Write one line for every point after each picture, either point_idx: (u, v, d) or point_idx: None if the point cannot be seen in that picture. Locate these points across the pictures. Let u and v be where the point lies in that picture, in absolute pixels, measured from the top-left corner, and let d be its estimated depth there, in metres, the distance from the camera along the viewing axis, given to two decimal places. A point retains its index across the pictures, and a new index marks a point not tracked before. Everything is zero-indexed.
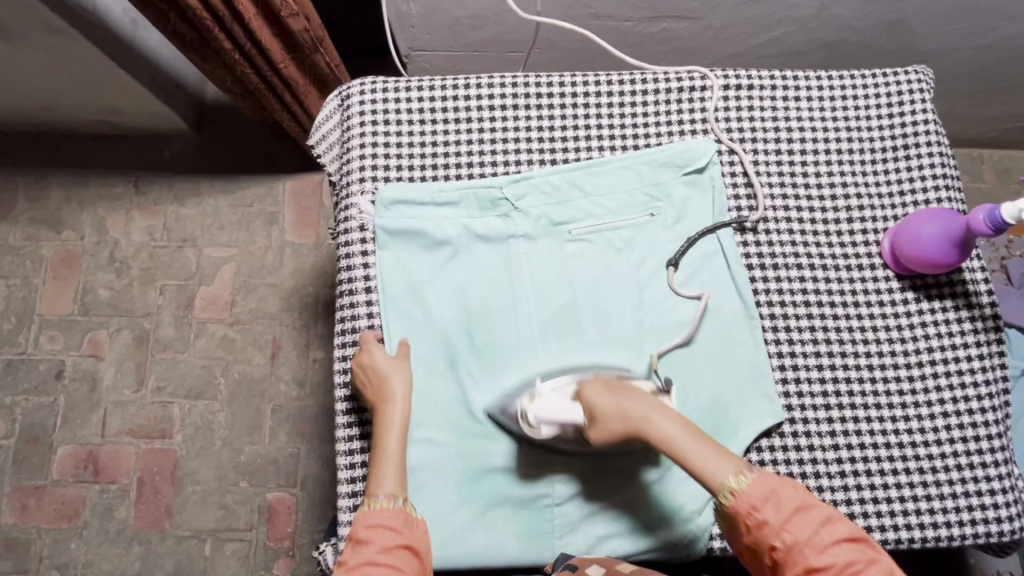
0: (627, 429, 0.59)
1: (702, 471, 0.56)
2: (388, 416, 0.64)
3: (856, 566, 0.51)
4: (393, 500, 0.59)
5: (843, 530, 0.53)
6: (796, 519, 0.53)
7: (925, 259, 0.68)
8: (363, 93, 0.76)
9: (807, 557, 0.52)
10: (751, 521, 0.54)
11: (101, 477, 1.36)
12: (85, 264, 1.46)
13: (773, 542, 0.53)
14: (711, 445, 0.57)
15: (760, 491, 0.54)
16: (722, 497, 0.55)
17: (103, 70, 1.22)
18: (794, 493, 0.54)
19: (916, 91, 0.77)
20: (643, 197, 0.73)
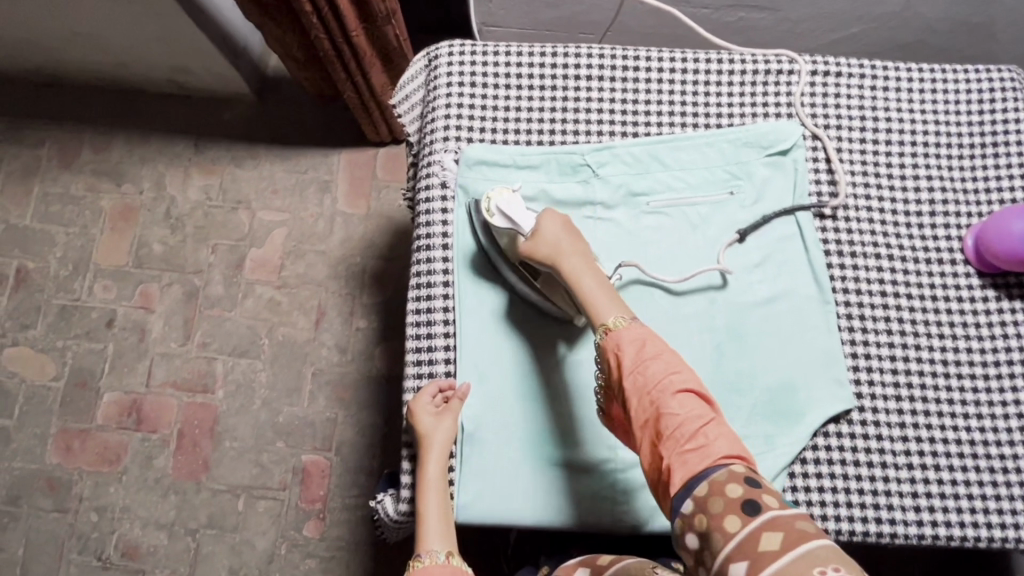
0: (554, 256, 0.65)
1: (593, 308, 0.63)
2: (426, 477, 0.66)
3: (702, 420, 0.54)
4: (436, 556, 0.61)
5: (691, 383, 0.57)
6: (652, 368, 0.57)
7: (1013, 255, 0.67)
8: (451, 55, 0.77)
9: (658, 402, 0.55)
10: (614, 360, 0.59)
11: (143, 426, 1.39)
12: (142, 218, 1.49)
13: (625, 380, 0.58)
14: (610, 292, 0.64)
15: (633, 334, 0.60)
16: (599, 335, 0.62)
17: (180, 26, 1.25)
18: (657, 345, 0.59)
19: (1007, 89, 0.75)
20: (724, 174, 0.73)
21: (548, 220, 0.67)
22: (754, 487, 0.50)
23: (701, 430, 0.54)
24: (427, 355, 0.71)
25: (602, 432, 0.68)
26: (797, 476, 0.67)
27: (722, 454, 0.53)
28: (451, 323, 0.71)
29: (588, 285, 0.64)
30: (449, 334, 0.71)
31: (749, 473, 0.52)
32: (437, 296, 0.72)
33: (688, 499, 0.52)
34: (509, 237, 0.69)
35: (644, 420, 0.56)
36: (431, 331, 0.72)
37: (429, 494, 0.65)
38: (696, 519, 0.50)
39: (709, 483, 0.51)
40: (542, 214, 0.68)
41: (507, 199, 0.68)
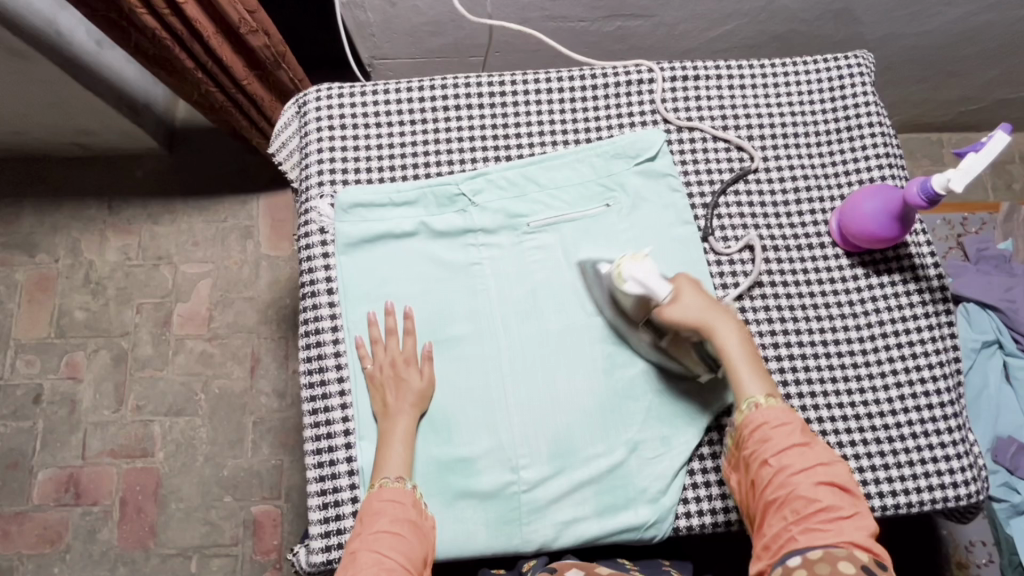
0: (699, 325, 0.65)
1: (739, 379, 0.64)
2: (393, 426, 0.67)
3: (838, 504, 0.57)
4: (401, 481, 0.65)
5: (839, 475, 0.58)
6: (797, 452, 0.59)
7: (869, 235, 0.70)
8: (319, 100, 0.77)
9: (794, 478, 0.58)
10: (755, 437, 0.61)
11: (82, 499, 1.33)
12: (60, 286, 1.44)
13: (768, 455, 0.60)
14: (757, 364, 0.64)
15: (778, 417, 0.61)
16: (745, 407, 0.63)
17: (68, 91, 1.21)
18: (805, 433, 0.61)
19: (856, 74, 0.79)
20: (597, 187, 0.75)
21: (686, 286, 0.67)
22: (869, 574, 0.53)
23: (835, 514, 0.56)
24: (322, 402, 0.71)
25: (504, 453, 0.68)
26: (696, 472, 0.70)
27: (848, 540, 0.55)
28: (344, 367, 0.71)
29: (733, 357, 0.64)
30: (343, 378, 0.71)
31: (870, 562, 0.54)
32: (326, 341, 0.72)
33: (798, 559, 0.55)
34: (638, 301, 0.67)
35: (777, 491, 0.59)
36: (324, 378, 0.71)
37: (394, 422, 0.67)
38: (797, 573, 0.54)
39: (823, 552, 0.54)
40: (679, 280, 0.67)
41: (640, 264, 0.66)
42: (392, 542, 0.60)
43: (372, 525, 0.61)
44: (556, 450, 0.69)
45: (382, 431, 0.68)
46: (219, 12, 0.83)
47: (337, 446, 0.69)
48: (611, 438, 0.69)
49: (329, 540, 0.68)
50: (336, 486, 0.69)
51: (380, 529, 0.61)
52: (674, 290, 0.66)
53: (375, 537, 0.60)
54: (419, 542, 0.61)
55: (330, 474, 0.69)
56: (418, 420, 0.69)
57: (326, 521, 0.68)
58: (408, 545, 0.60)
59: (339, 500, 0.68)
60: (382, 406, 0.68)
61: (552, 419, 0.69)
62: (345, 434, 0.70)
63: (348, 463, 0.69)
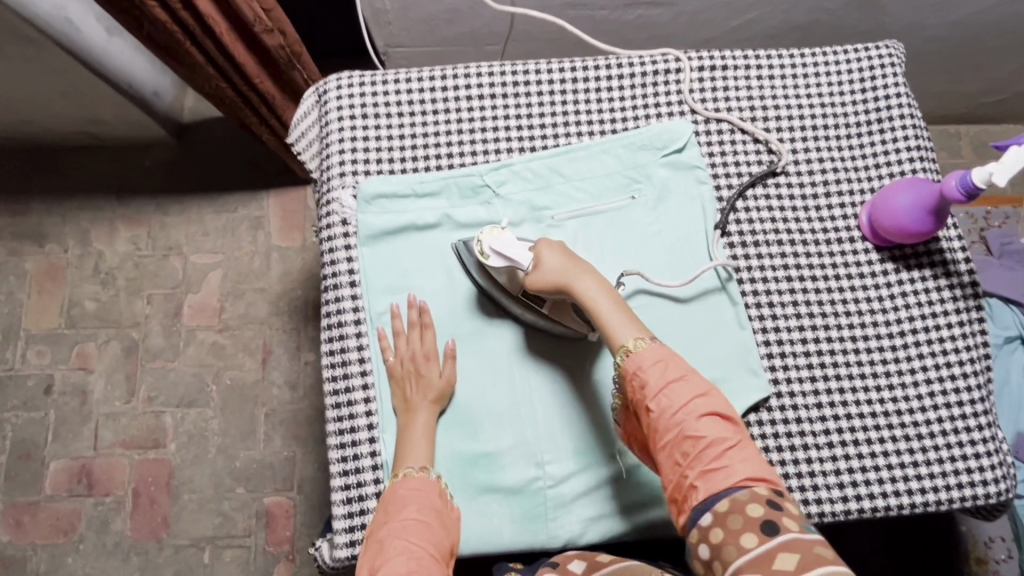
0: (560, 283, 0.63)
1: (610, 329, 0.61)
2: (416, 421, 0.66)
3: (725, 442, 0.55)
4: (425, 471, 0.64)
5: (718, 405, 0.57)
6: (677, 389, 0.57)
7: (900, 228, 0.69)
8: (340, 88, 0.76)
9: (681, 426, 0.56)
10: (635, 382, 0.58)
11: (95, 490, 1.33)
12: (70, 276, 1.43)
13: (649, 405, 0.57)
14: (626, 309, 0.62)
15: (652, 357, 0.58)
16: (620, 358, 0.60)
17: (77, 79, 1.19)
18: (680, 366, 0.58)
19: (886, 65, 0.78)
20: (623, 179, 0.73)
21: (547, 247, 0.65)
22: (776, 509, 0.52)
23: (724, 453, 0.55)
24: (345, 396, 0.70)
25: (529, 448, 0.68)
26: None
27: (745, 477, 0.54)
28: (367, 360, 0.70)
29: (600, 306, 0.62)
30: (366, 371, 0.70)
31: (771, 495, 0.53)
32: (349, 335, 0.71)
33: (708, 513, 0.53)
34: (508, 273, 0.67)
35: (666, 441, 0.56)
36: (347, 371, 0.70)
37: (417, 416, 0.67)
38: (713, 533, 0.52)
39: (729, 500, 0.52)
40: (538, 245, 0.66)
41: (499, 240, 0.66)
42: (419, 529, 0.59)
43: (398, 514, 0.60)
44: (582, 445, 0.68)
45: (402, 426, 0.67)
46: (234, 8, 0.81)
47: (361, 441, 0.69)
48: None
49: (353, 534, 0.67)
50: (360, 480, 0.68)
51: (407, 517, 0.60)
52: (534, 256, 0.65)
53: (402, 525, 0.59)
54: (446, 533, 0.61)
55: (353, 469, 0.68)
56: (438, 416, 0.68)
57: (350, 516, 0.68)
58: (434, 531, 0.60)
59: (363, 494, 0.68)
60: (405, 401, 0.67)
61: (577, 413, 0.69)
62: (369, 428, 0.69)
63: (371, 457, 0.68)
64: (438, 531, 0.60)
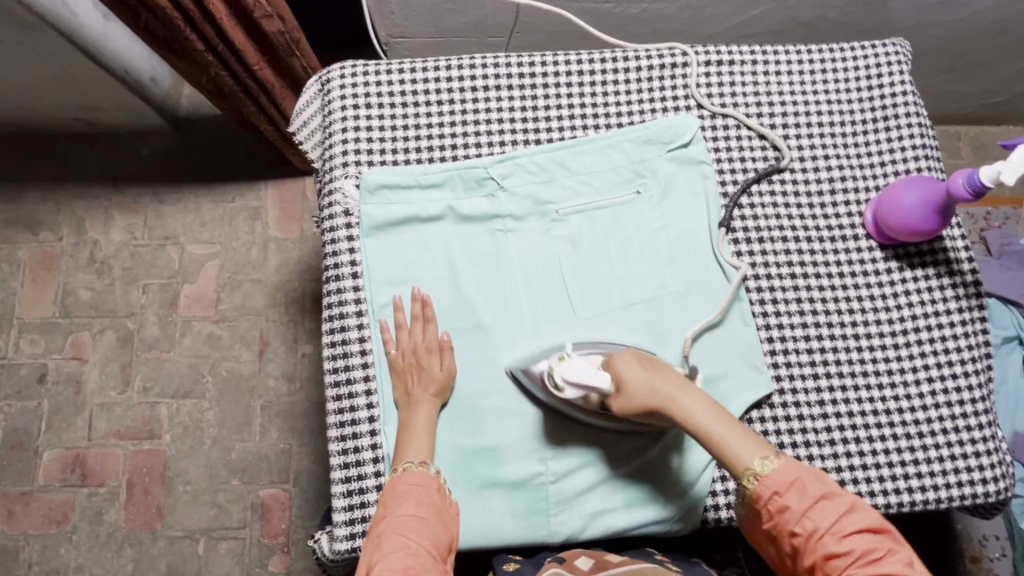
0: (655, 405, 0.61)
1: (730, 452, 0.59)
2: (417, 413, 0.66)
3: (875, 554, 0.53)
4: (425, 466, 0.64)
5: (868, 520, 0.55)
6: (821, 509, 0.55)
7: (907, 227, 0.69)
8: (343, 77, 0.75)
9: (827, 542, 0.54)
10: (774, 506, 0.57)
11: (89, 481, 1.32)
12: (64, 265, 1.41)
13: (794, 526, 0.56)
14: (734, 425, 0.61)
15: (786, 479, 0.57)
16: (747, 482, 0.58)
17: (74, 65, 1.18)
18: (820, 484, 0.57)
19: (893, 63, 0.78)
20: (628, 173, 0.73)
21: (626, 361, 0.63)
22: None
23: (872, 562, 0.53)
24: (347, 388, 0.69)
25: (532, 442, 0.67)
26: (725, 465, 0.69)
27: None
28: (369, 352, 0.70)
29: (709, 425, 0.60)
30: (367, 364, 0.70)
31: None
32: (351, 327, 0.70)
33: None
34: (585, 398, 0.64)
35: (813, 560, 0.55)
36: (348, 363, 0.70)
37: (418, 409, 0.66)
38: None
39: None
40: (613, 362, 0.64)
41: (570, 368, 0.63)
42: (417, 526, 0.59)
43: (396, 509, 0.60)
44: (584, 440, 0.68)
45: (404, 419, 0.66)
46: None
47: (362, 433, 0.68)
48: (640, 428, 0.68)
49: (353, 527, 0.67)
50: (361, 473, 0.68)
51: (405, 512, 0.60)
52: (614, 376, 0.63)
53: (401, 521, 0.59)
54: (443, 526, 0.61)
55: (354, 461, 0.68)
56: (439, 409, 0.68)
57: (351, 509, 0.67)
58: (433, 528, 0.59)
59: (364, 487, 0.67)
60: (407, 397, 0.67)
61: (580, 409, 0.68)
62: (370, 420, 0.68)
63: (372, 450, 0.68)
64: (436, 527, 0.60)
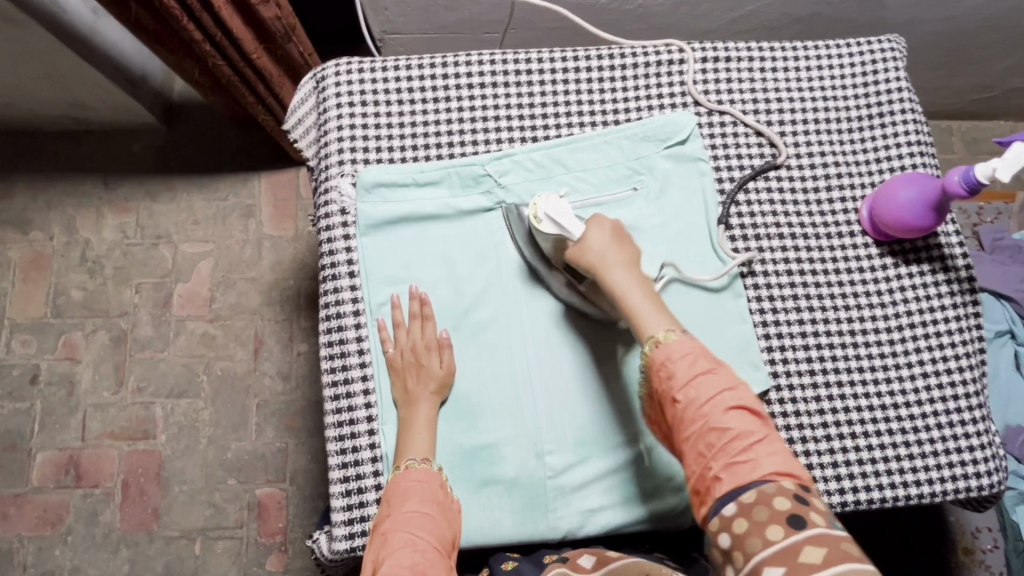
0: (598, 262, 0.64)
1: (641, 319, 0.62)
2: (416, 412, 0.66)
3: (752, 436, 0.54)
4: (428, 463, 0.64)
5: (746, 400, 0.56)
6: (703, 383, 0.57)
7: (903, 224, 0.69)
8: (338, 75, 0.74)
9: (707, 416, 0.55)
10: (662, 373, 0.58)
11: (83, 481, 1.31)
12: (55, 264, 1.40)
13: (676, 394, 0.57)
14: (662, 308, 0.63)
15: (682, 350, 0.59)
16: (646, 346, 0.60)
17: (63, 61, 1.16)
18: (708, 360, 0.58)
19: (888, 59, 0.78)
20: (625, 171, 0.73)
21: (598, 225, 0.66)
22: (802, 503, 0.50)
23: (749, 446, 0.54)
24: (344, 387, 0.69)
25: (530, 439, 0.67)
26: None
27: (769, 469, 0.53)
28: (367, 352, 0.70)
29: (637, 295, 0.63)
30: (365, 363, 0.69)
31: (798, 490, 0.52)
32: (348, 326, 0.70)
33: (732, 504, 0.52)
34: (553, 242, 0.67)
35: (691, 432, 0.56)
36: (346, 363, 0.69)
37: (417, 407, 0.66)
38: (736, 523, 0.51)
39: (756, 492, 0.51)
40: (591, 220, 0.67)
41: (554, 203, 0.65)
42: (423, 522, 0.59)
43: (401, 506, 0.60)
44: (583, 436, 0.68)
45: (402, 418, 0.66)
46: None
47: (360, 433, 0.68)
48: (639, 424, 0.68)
49: (352, 528, 0.67)
50: (359, 473, 0.67)
51: (410, 509, 0.60)
52: (585, 229, 0.66)
53: (406, 517, 0.59)
54: (449, 526, 0.60)
55: (353, 461, 0.68)
56: (439, 408, 0.68)
57: (349, 508, 0.67)
58: (438, 524, 0.59)
59: (362, 487, 0.67)
60: (406, 394, 0.67)
61: (580, 406, 0.68)
62: (368, 420, 0.68)
63: (371, 449, 0.68)
64: (442, 524, 0.60)
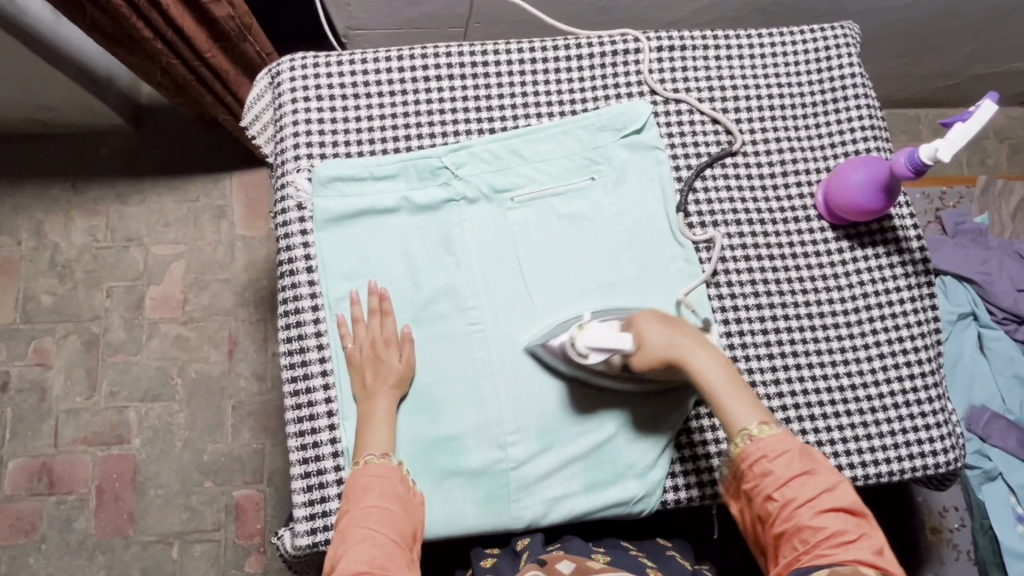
0: (669, 357, 0.61)
1: (730, 413, 0.60)
2: (375, 406, 0.66)
3: (846, 535, 0.55)
4: (387, 457, 0.63)
5: (844, 500, 0.57)
6: (800, 482, 0.57)
7: (856, 207, 0.70)
8: (293, 69, 0.74)
9: (801, 513, 0.56)
10: (756, 470, 0.59)
11: (56, 488, 1.29)
12: (24, 269, 1.38)
13: (773, 492, 0.58)
14: (745, 392, 0.61)
15: (776, 449, 0.58)
16: (739, 441, 0.60)
17: (24, 64, 1.14)
18: (806, 460, 0.58)
19: (841, 45, 0.79)
20: (583, 161, 0.73)
21: (649, 321, 0.63)
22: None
23: (842, 544, 0.54)
24: (304, 383, 0.69)
25: (491, 430, 0.68)
26: (684, 447, 0.70)
27: (861, 565, 0.53)
28: (326, 347, 0.69)
29: (718, 383, 0.61)
30: (325, 359, 0.69)
31: None
32: (307, 321, 0.70)
33: None
34: (603, 362, 0.64)
35: (783, 528, 0.57)
36: (305, 359, 0.69)
37: (376, 400, 0.66)
38: None
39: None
40: (637, 319, 0.63)
41: (590, 335, 0.63)
42: (381, 518, 0.59)
43: (359, 502, 0.60)
44: (544, 426, 0.68)
45: (362, 412, 0.66)
46: None
47: (320, 428, 0.68)
48: (599, 415, 0.68)
49: (314, 523, 0.67)
50: (321, 469, 0.67)
51: (368, 504, 0.60)
52: (635, 336, 0.62)
53: (364, 513, 0.59)
54: (408, 517, 0.61)
55: (313, 456, 0.68)
56: (399, 401, 0.67)
57: (311, 504, 0.67)
58: (397, 518, 0.60)
59: (324, 482, 0.67)
60: (364, 388, 0.67)
61: (541, 397, 0.68)
62: (329, 416, 0.68)
63: (332, 444, 0.68)
64: (402, 518, 0.60)
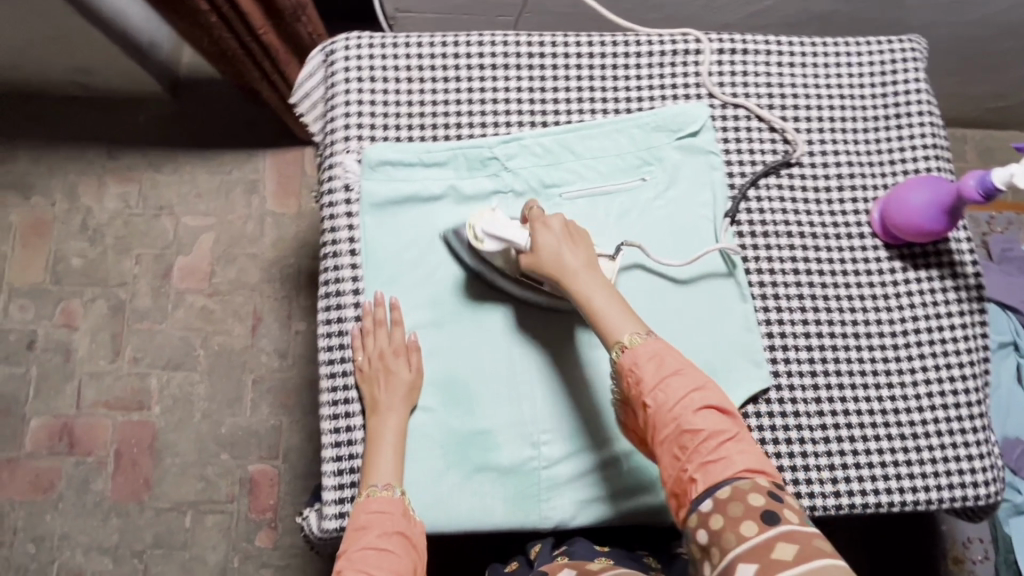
0: (557, 264, 0.62)
1: (607, 325, 0.61)
2: (384, 426, 0.65)
3: (722, 436, 0.55)
4: (389, 490, 0.62)
5: (715, 399, 0.57)
6: (672, 383, 0.57)
7: (915, 228, 0.68)
8: (348, 48, 0.73)
9: (677, 418, 0.56)
10: (631, 377, 0.58)
11: (76, 449, 1.31)
12: (56, 231, 1.39)
13: (646, 399, 0.57)
14: (627, 309, 0.62)
15: (649, 352, 0.58)
16: (615, 353, 0.60)
17: (70, 23, 1.14)
18: (676, 359, 0.58)
19: (908, 60, 0.76)
20: (634, 160, 0.72)
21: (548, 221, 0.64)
22: (776, 500, 0.51)
23: (721, 445, 0.54)
24: (341, 366, 0.69)
25: (526, 428, 0.67)
26: None
27: (746, 466, 0.53)
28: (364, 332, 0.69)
29: (602, 299, 0.61)
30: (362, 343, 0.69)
31: (772, 487, 0.52)
32: (346, 305, 0.69)
33: (709, 500, 0.52)
34: (502, 256, 0.66)
35: (665, 434, 0.56)
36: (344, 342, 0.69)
37: (386, 418, 0.65)
38: (713, 519, 0.51)
39: (731, 488, 0.52)
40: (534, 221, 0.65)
41: (490, 221, 0.65)
42: (379, 559, 0.59)
43: (359, 540, 0.60)
44: (578, 427, 0.67)
45: (372, 431, 0.65)
46: None
47: (354, 413, 0.68)
48: None
49: (343, 507, 0.66)
50: (353, 453, 0.67)
51: (366, 545, 0.59)
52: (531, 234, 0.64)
53: (362, 554, 0.59)
54: (407, 555, 0.60)
55: (347, 441, 0.67)
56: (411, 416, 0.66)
57: (341, 487, 0.67)
58: (396, 559, 0.59)
59: (355, 466, 0.67)
60: (375, 405, 0.65)
61: (577, 398, 0.68)
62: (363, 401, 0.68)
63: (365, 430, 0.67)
64: (401, 558, 0.60)
